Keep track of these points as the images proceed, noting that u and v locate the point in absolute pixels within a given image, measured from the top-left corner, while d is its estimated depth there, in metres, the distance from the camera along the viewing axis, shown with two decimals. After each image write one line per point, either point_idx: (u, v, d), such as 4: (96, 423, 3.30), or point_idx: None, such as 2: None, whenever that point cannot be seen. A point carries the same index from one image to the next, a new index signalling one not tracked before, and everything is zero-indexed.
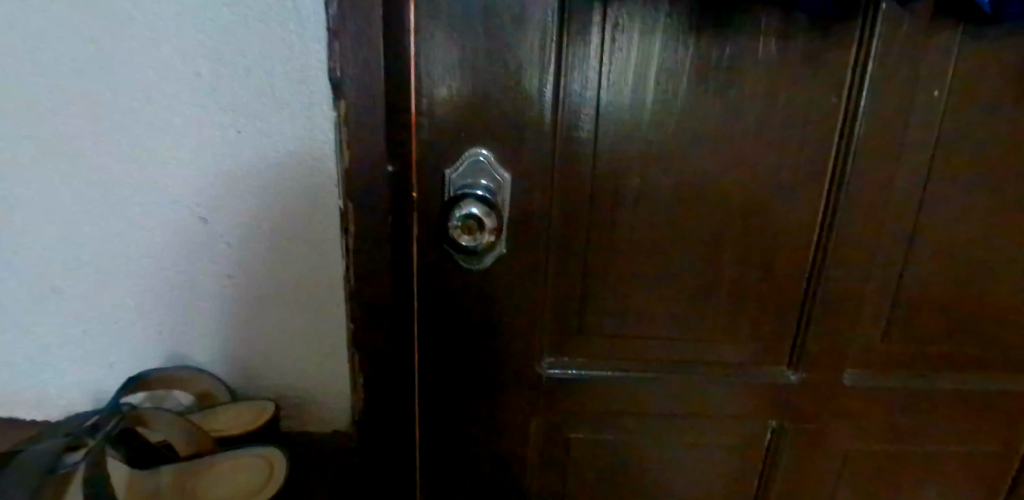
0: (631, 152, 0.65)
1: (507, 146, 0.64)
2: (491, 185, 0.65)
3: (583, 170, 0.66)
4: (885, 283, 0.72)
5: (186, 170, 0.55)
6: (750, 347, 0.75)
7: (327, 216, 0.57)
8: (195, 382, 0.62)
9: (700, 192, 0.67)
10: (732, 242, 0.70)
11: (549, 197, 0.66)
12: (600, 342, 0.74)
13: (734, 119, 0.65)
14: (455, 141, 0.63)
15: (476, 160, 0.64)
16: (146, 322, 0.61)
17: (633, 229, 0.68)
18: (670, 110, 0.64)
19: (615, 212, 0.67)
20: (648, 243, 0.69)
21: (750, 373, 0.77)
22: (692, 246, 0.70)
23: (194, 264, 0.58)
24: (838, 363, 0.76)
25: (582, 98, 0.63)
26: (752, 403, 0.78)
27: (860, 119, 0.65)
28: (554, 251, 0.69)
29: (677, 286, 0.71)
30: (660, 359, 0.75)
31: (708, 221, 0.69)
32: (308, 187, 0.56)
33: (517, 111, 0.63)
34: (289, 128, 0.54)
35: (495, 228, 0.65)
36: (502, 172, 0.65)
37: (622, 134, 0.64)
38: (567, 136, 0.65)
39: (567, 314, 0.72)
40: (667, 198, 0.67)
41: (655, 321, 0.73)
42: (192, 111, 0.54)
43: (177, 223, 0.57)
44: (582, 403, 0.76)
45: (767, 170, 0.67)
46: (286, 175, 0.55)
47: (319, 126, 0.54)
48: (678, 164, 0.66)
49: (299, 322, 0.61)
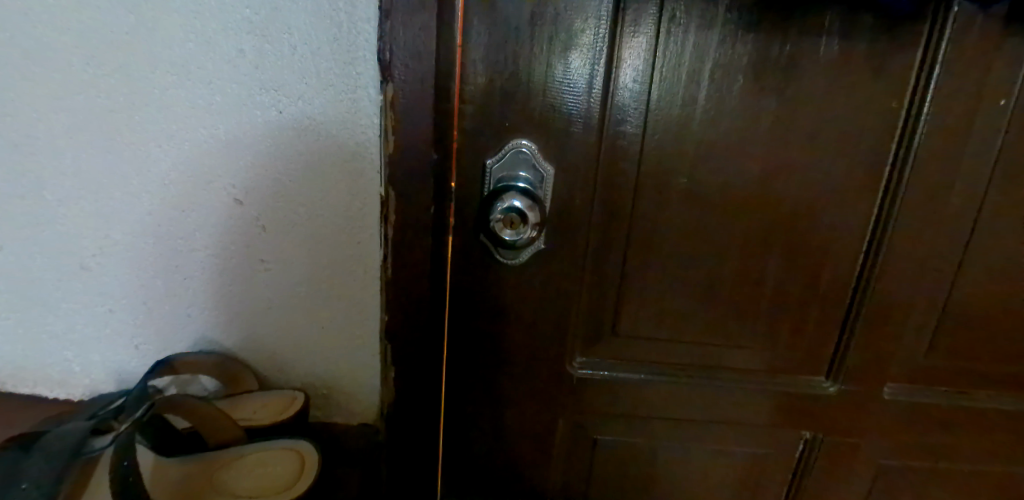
0: (680, 150, 0.63)
1: (550, 139, 0.62)
2: (533, 178, 0.63)
3: (627, 166, 0.63)
4: (934, 297, 0.69)
5: (223, 150, 0.54)
6: (789, 355, 0.73)
7: (367, 203, 0.55)
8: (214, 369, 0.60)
9: (747, 193, 0.65)
10: (776, 248, 0.67)
11: (591, 192, 0.64)
12: (633, 343, 0.71)
13: (789, 120, 0.62)
14: (497, 131, 0.61)
15: (518, 152, 0.62)
16: (175, 304, 0.60)
17: (674, 230, 0.66)
18: (722, 107, 0.61)
19: (658, 211, 0.65)
20: (690, 245, 0.67)
21: (787, 382, 0.74)
22: (735, 249, 0.67)
23: (226, 248, 0.57)
24: (879, 376, 0.73)
25: (632, 91, 0.61)
26: (786, 413, 0.75)
27: (922, 125, 0.62)
28: (592, 248, 0.67)
29: (717, 289, 0.69)
30: (695, 364, 0.73)
31: (753, 224, 0.66)
32: (349, 173, 0.54)
33: (563, 101, 0.60)
34: (332, 110, 0.52)
35: (537, 223, 0.63)
36: (544, 165, 0.62)
37: (670, 131, 0.62)
38: (614, 130, 0.62)
39: (601, 314, 0.70)
40: (713, 198, 0.65)
41: (691, 326, 0.71)
42: (233, 89, 0.52)
43: (213, 204, 0.55)
44: (610, 405, 0.74)
45: (820, 174, 0.64)
46: (327, 159, 0.53)
47: (364, 110, 0.52)
48: (726, 163, 0.63)
49: (330, 312, 0.59)
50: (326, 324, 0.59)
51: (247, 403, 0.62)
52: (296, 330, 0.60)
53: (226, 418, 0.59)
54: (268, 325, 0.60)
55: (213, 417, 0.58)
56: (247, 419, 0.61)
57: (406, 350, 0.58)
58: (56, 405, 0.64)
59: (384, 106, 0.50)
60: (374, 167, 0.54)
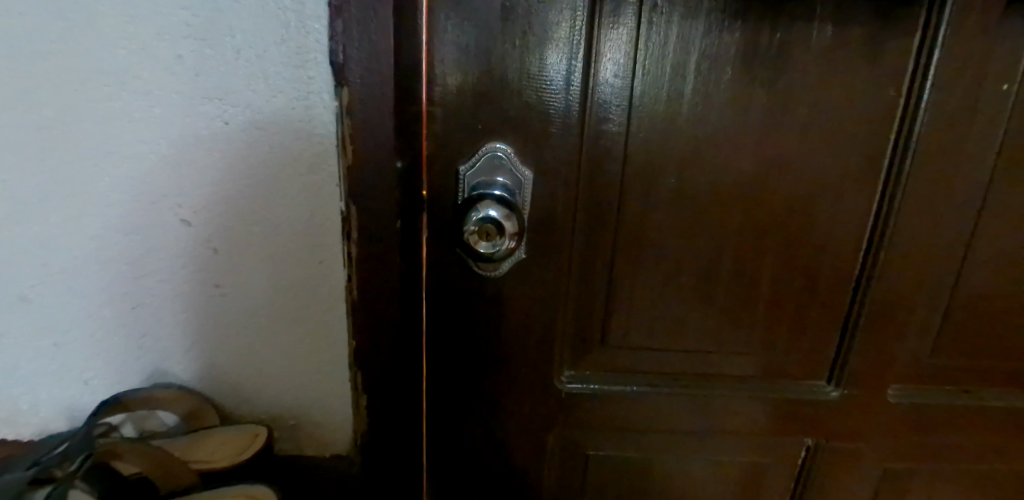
0: (666, 149, 0.59)
1: (528, 141, 0.57)
2: (510, 184, 0.58)
3: (610, 168, 0.59)
4: (937, 294, 0.66)
5: (166, 167, 0.49)
6: (788, 360, 0.69)
7: (326, 219, 0.50)
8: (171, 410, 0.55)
9: (739, 192, 0.61)
10: (772, 249, 0.63)
11: (573, 196, 0.60)
12: (624, 354, 0.67)
13: (782, 113, 0.58)
14: (470, 134, 0.56)
15: (493, 157, 0.57)
16: (126, 334, 0.55)
17: (663, 233, 0.62)
18: (711, 101, 0.57)
19: (646, 214, 0.61)
20: (681, 249, 0.63)
21: (787, 388, 0.70)
22: (728, 251, 0.63)
23: (177, 272, 0.52)
24: (882, 379, 0.70)
25: (614, 87, 0.56)
26: (787, 420, 0.72)
27: (921, 114, 0.58)
28: (577, 256, 0.62)
29: (711, 294, 0.65)
30: (690, 373, 0.69)
31: (747, 224, 0.62)
32: (306, 187, 0.49)
33: (540, 100, 0.56)
34: (284, 119, 0.47)
35: (514, 233, 0.59)
36: (522, 169, 0.58)
37: (656, 128, 0.58)
38: (596, 129, 0.58)
39: (589, 325, 0.66)
40: (704, 199, 0.61)
41: (684, 333, 0.67)
42: (174, 100, 0.47)
43: (158, 226, 0.51)
44: (602, 419, 0.70)
45: (816, 169, 0.60)
46: (281, 173, 0.49)
47: (318, 117, 0.47)
48: (716, 160, 0.59)
49: (293, 338, 0.55)
50: (291, 350, 0.55)
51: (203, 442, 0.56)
52: (258, 357, 0.55)
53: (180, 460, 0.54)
54: (227, 354, 0.55)
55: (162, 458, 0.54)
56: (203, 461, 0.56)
57: (378, 375, 0.54)
58: (3, 447, 0.59)
59: (340, 113, 0.46)
60: (334, 179, 0.49)
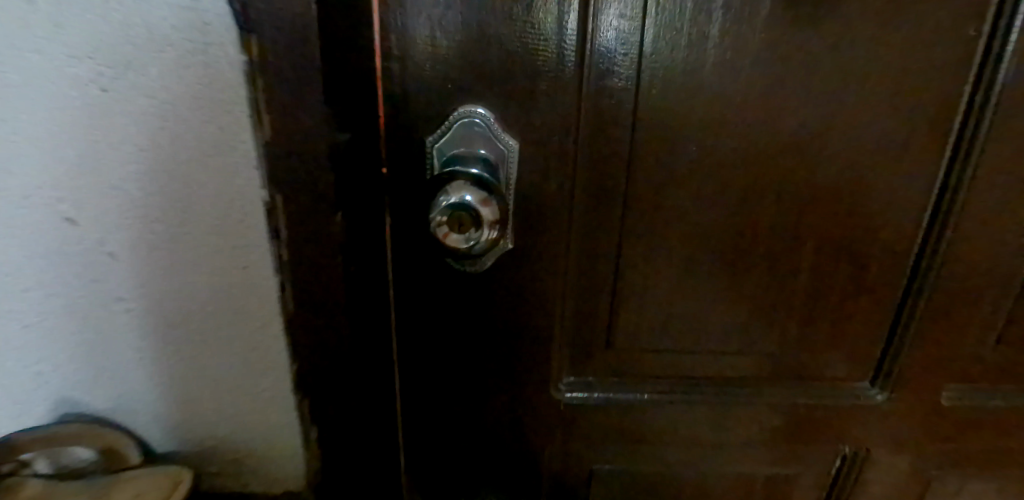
0: (685, 110, 0.47)
1: (511, 104, 0.46)
2: (491, 158, 0.47)
3: (615, 135, 0.47)
4: (1010, 282, 0.55)
5: (33, 145, 0.36)
6: (828, 360, 0.58)
7: (249, 218, 0.39)
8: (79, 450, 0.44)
9: (776, 162, 0.49)
10: (811, 230, 0.52)
11: (569, 171, 0.48)
12: (633, 358, 0.57)
13: (832, 60, 0.46)
14: (437, 97, 0.45)
15: (470, 123, 0.46)
16: (15, 361, 0.43)
17: (680, 214, 0.51)
18: (743, 47, 0.45)
19: (659, 191, 0.50)
20: (702, 233, 0.52)
21: (825, 391, 0.60)
22: (758, 235, 0.52)
23: (67, 283, 0.41)
24: (936, 380, 0.59)
25: (619, 31, 0.44)
26: (822, 426, 0.62)
27: (1009, 61, 0.46)
28: (576, 245, 0.51)
29: (737, 285, 0.54)
30: (710, 377, 0.58)
31: (783, 201, 0.51)
32: (221, 175, 0.38)
33: (524, 51, 0.44)
34: (180, 82, 0.35)
35: (495, 223, 0.45)
36: (505, 138, 0.46)
37: (674, 83, 0.46)
38: (597, 87, 0.46)
39: (591, 325, 0.55)
40: (731, 171, 0.49)
41: (705, 332, 0.56)
42: (27, 55, 0.34)
43: (32, 223, 0.38)
44: (608, 430, 0.60)
45: (872, 131, 0.48)
46: (183, 159, 0.37)
47: (223, 79, 0.35)
48: (748, 123, 0.47)
49: (227, 360, 0.45)
50: (227, 375, 0.45)
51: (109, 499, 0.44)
52: (185, 383, 0.45)
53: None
54: (147, 380, 0.45)
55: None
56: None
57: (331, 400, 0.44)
58: None
59: (249, 70, 0.34)
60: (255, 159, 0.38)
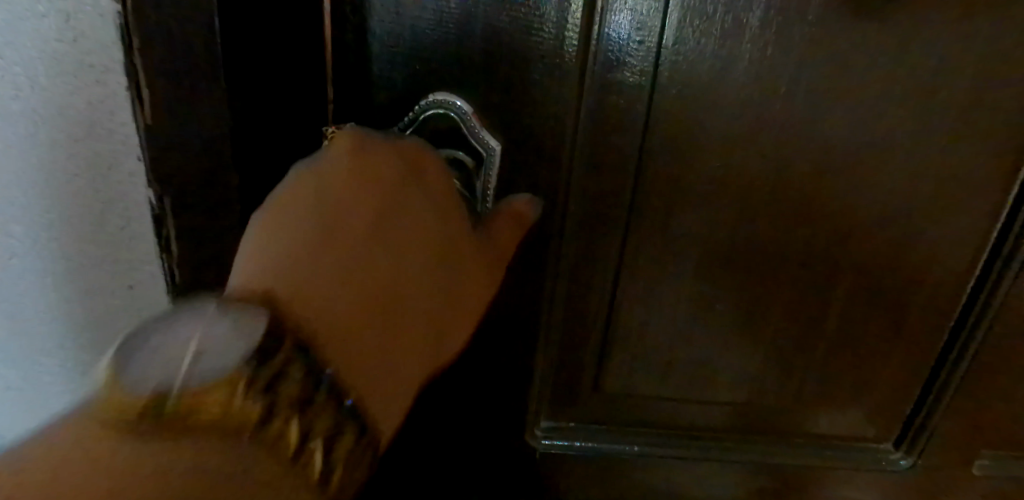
0: (708, 115, 0.38)
1: (494, 93, 0.37)
2: (468, 161, 0.38)
3: (620, 142, 0.39)
4: None
5: None
6: (850, 416, 0.50)
7: (132, 228, 0.32)
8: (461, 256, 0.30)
9: (811, 185, 0.40)
10: (845, 269, 0.44)
11: (562, 180, 0.39)
12: (623, 401, 0.48)
13: (897, 66, 0.37)
14: (405, 75, 0.36)
15: (443, 115, 0.37)
16: None
17: (692, 239, 0.42)
18: (787, 43, 0.36)
19: (670, 210, 0.41)
20: (716, 263, 0.43)
21: (844, 454, 0.52)
22: (783, 268, 0.43)
23: None
24: (970, 447, 0.51)
25: (635, 10, 0.35)
26: (835, 487, 0.54)
27: None
28: (564, 268, 0.43)
29: (753, 327, 0.46)
30: (711, 427, 0.50)
31: (816, 231, 0.42)
32: (94, 170, 0.30)
33: (513, 26, 0.35)
34: (30, 46, 0.27)
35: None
36: (485, 137, 0.38)
37: (698, 80, 0.37)
38: (603, 79, 0.37)
39: (577, 362, 0.46)
40: (755, 193, 0.41)
41: (709, 376, 0.48)
42: None
43: None
44: (589, 480, 0.52)
45: (932, 156, 0.40)
46: (48, 146, 0.30)
47: (88, 37, 0.27)
48: (783, 136, 0.39)
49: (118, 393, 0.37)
50: None
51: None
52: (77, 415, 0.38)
53: (381, 321, 0.25)
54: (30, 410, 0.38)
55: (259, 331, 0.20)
56: (367, 410, 0.23)
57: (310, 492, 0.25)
58: None
59: (123, 23, 0.26)
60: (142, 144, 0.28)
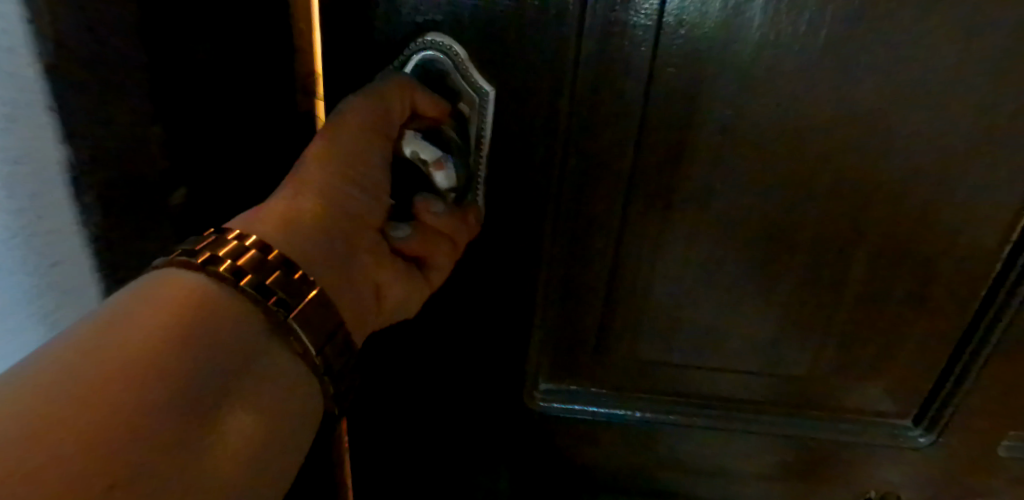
0: (718, 62, 0.35)
1: (488, 37, 0.35)
2: (462, 108, 0.36)
3: (623, 89, 0.36)
4: None
5: None
6: (866, 390, 0.48)
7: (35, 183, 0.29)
8: (355, 149, 0.32)
9: (832, 140, 0.38)
10: (863, 232, 0.41)
11: (560, 130, 0.38)
12: (626, 366, 0.47)
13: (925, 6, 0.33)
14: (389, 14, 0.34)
15: (435, 58, 0.35)
16: None
17: (699, 198, 0.40)
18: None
19: (674, 167, 0.39)
20: (725, 223, 0.41)
21: (859, 429, 0.49)
22: (797, 231, 0.41)
23: None
24: (996, 428, 0.48)
25: None
26: (848, 463, 0.52)
27: None
28: (564, 224, 0.41)
29: (765, 293, 0.43)
30: (718, 396, 0.48)
31: (835, 192, 0.39)
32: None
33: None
34: None
35: (450, 190, 0.37)
36: (479, 81, 0.36)
37: (708, 21, 0.34)
38: (605, 21, 0.34)
39: (578, 325, 0.45)
40: (769, 148, 0.38)
41: (717, 343, 0.46)
42: None
43: None
44: (591, 444, 0.51)
45: (962, 109, 0.36)
46: None
47: None
48: (801, 86, 0.36)
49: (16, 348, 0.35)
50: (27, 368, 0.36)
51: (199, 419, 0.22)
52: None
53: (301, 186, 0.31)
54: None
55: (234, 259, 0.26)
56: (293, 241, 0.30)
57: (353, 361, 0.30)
58: None
59: None
60: (88, 65, 0.27)
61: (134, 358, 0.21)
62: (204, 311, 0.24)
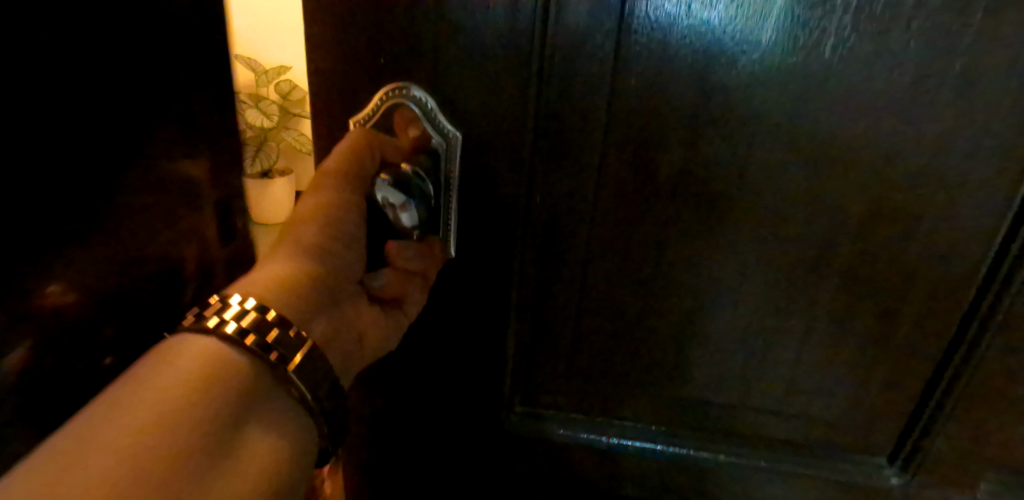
0: (667, 106, 0.38)
1: (452, 83, 0.38)
2: (432, 151, 0.40)
3: (579, 131, 0.39)
4: None
5: None
6: (836, 428, 0.48)
7: None
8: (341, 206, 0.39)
9: (781, 184, 0.40)
10: (815, 276, 0.42)
11: (523, 176, 0.41)
12: (597, 392, 0.49)
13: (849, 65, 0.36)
14: (362, 71, 0.38)
15: (405, 104, 0.39)
16: None
17: (656, 235, 0.42)
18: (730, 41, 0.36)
19: (632, 210, 0.41)
20: (683, 259, 0.43)
21: (829, 465, 0.50)
22: (757, 270, 0.43)
23: None
24: (972, 473, 0.48)
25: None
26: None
27: None
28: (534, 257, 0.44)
29: (728, 327, 0.45)
30: (687, 425, 0.50)
31: (790, 233, 0.41)
32: None
33: (460, 26, 0.36)
34: None
35: (416, 226, 0.40)
36: (446, 125, 0.39)
37: (654, 71, 0.37)
38: (559, 69, 0.38)
39: (548, 350, 0.48)
40: (722, 190, 0.40)
41: (684, 374, 0.47)
42: None
43: None
44: (567, 465, 0.53)
45: (903, 162, 0.38)
46: None
47: None
48: (748, 130, 0.38)
49: None
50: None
51: (226, 456, 0.30)
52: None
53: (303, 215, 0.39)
54: None
55: (254, 310, 0.33)
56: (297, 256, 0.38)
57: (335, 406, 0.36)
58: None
59: None
60: None
61: (162, 398, 0.29)
62: (235, 378, 0.32)
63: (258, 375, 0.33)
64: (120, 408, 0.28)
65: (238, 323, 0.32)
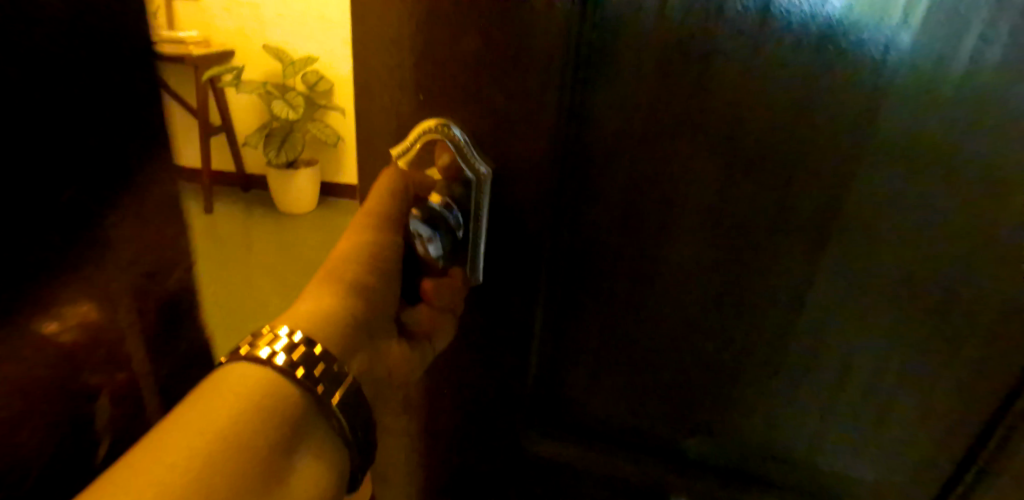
0: (725, 94, 0.40)
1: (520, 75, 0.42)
2: (466, 184, 0.45)
3: (636, 121, 0.43)
4: None
5: None
6: (920, 424, 0.47)
7: None
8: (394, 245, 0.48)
9: (844, 164, 0.41)
10: (856, 278, 0.44)
11: (576, 175, 0.45)
12: (666, 380, 0.51)
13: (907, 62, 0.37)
14: (427, 82, 0.44)
15: (443, 139, 0.45)
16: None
17: (713, 228, 0.45)
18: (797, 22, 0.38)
19: (699, 202, 0.44)
20: (743, 249, 0.45)
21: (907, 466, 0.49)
22: (820, 256, 0.44)
23: None
24: None
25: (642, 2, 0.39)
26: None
27: None
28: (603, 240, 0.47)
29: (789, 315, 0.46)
30: (759, 422, 0.51)
31: (848, 216, 0.42)
32: None
33: (523, 38, 0.41)
34: None
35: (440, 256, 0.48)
36: (479, 159, 0.45)
37: (711, 61, 0.40)
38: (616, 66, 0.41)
39: (610, 344, 0.51)
40: (783, 169, 0.42)
41: (751, 365, 0.49)
42: None
43: None
44: (638, 450, 0.55)
45: (946, 145, 0.39)
46: None
47: None
48: (799, 118, 0.40)
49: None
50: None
51: (278, 482, 0.36)
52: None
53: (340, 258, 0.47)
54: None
55: (302, 345, 0.39)
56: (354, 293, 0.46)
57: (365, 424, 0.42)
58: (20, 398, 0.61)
59: None
60: None
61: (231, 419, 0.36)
62: (290, 407, 0.38)
63: (307, 408, 0.39)
64: (147, 447, 0.34)
65: (288, 354, 0.39)
